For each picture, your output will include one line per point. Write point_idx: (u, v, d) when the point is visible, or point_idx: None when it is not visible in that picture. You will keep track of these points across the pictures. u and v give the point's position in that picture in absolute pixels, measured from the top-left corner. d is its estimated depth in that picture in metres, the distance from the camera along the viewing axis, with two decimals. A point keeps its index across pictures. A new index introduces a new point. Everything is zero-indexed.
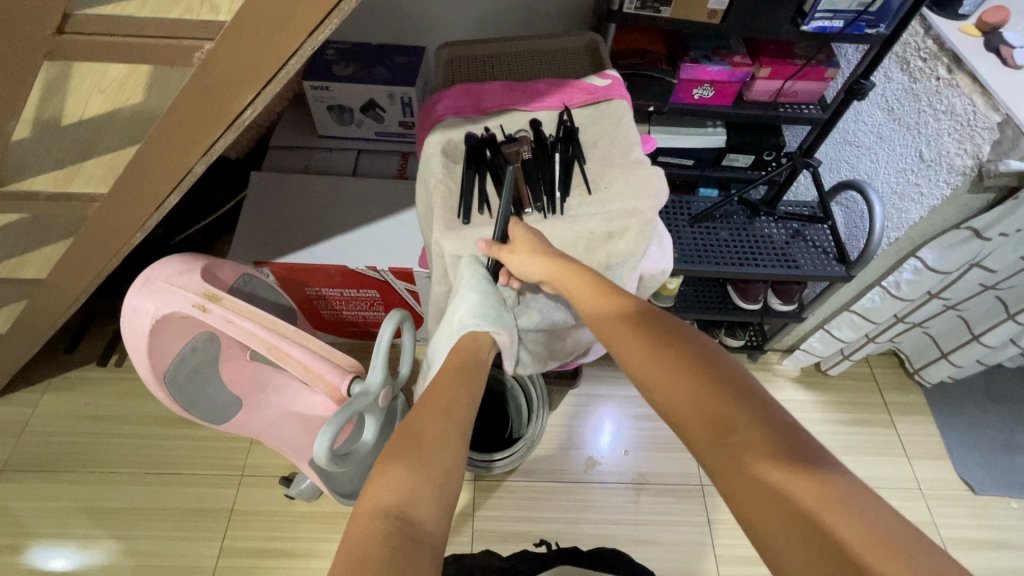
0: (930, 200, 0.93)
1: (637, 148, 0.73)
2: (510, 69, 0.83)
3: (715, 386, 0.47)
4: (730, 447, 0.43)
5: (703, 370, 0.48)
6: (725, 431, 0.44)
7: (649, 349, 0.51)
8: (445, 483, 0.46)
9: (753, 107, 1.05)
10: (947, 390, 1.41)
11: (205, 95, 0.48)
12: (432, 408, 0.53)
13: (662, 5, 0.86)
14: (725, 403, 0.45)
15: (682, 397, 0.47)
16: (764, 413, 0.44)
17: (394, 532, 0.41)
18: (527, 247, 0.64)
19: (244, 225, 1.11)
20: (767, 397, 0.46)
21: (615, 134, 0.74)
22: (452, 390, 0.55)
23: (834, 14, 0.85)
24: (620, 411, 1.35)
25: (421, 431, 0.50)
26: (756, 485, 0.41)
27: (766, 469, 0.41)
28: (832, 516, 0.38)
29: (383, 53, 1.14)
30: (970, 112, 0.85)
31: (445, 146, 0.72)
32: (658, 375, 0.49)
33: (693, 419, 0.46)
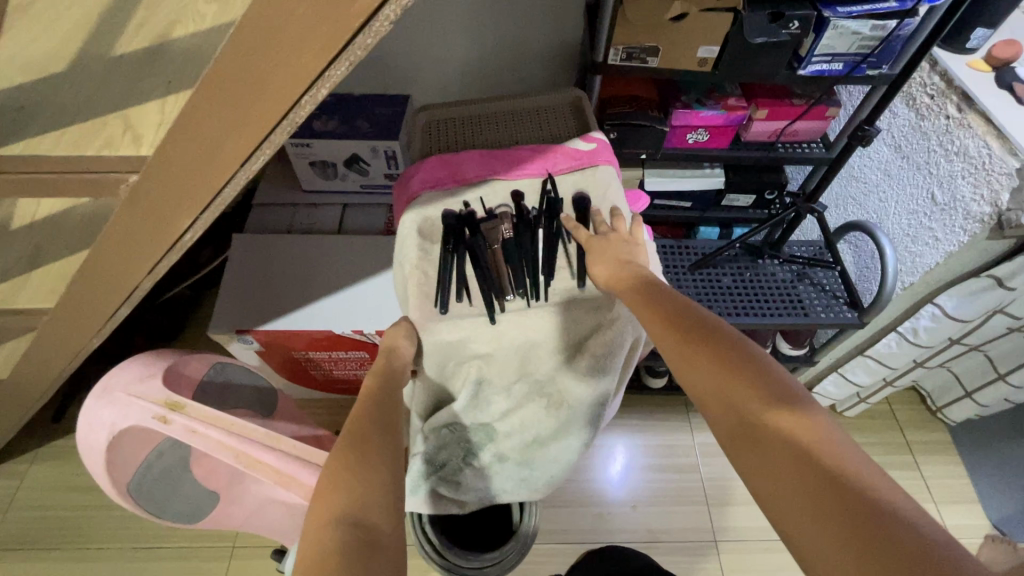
0: (945, 245, 0.87)
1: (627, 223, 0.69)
2: (489, 134, 0.79)
3: (721, 346, 0.48)
4: (732, 400, 0.44)
5: (710, 334, 0.49)
6: (729, 389, 0.45)
7: (661, 315, 0.53)
8: (394, 489, 0.45)
9: (751, 148, 1.00)
10: (974, 427, 1.32)
11: (138, 222, 0.45)
12: (368, 413, 0.52)
13: (649, 56, 0.82)
14: (729, 359, 0.46)
15: (692, 359, 0.48)
16: (764, 370, 0.45)
17: (347, 534, 0.40)
18: (606, 246, 0.61)
19: (227, 291, 1.07)
20: (773, 363, 0.46)
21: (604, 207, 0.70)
22: (391, 395, 0.56)
23: (832, 57, 0.80)
24: (628, 463, 1.28)
25: (366, 431, 0.49)
26: (754, 433, 0.42)
27: (764, 425, 0.42)
28: (828, 457, 0.38)
29: (366, 106, 1.11)
30: (986, 156, 0.79)
31: (420, 225, 0.68)
32: (671, 339, 0.50)
33: (701, 378, 0.47)
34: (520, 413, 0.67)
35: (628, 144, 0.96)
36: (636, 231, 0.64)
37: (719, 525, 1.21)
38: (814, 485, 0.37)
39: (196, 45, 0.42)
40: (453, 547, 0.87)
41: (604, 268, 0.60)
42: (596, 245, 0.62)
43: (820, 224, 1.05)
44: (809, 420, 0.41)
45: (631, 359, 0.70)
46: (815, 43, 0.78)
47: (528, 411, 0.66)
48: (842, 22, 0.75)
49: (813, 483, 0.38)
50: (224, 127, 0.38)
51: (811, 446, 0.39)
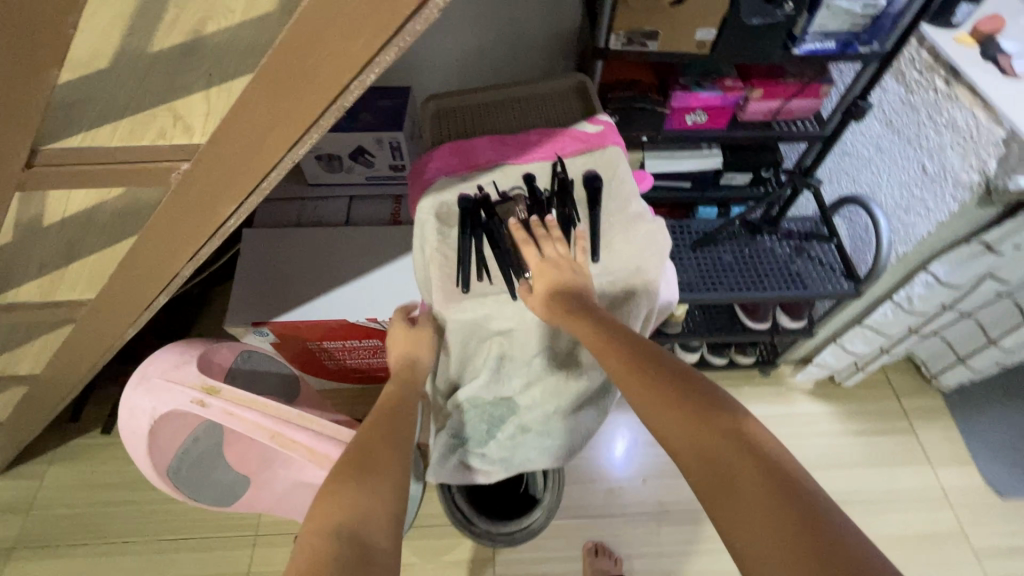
0: (937, 215, 0.91)
1: (634, 202, 0.71)
2: (498, 120, 0.81)
3: (687, 390, 0.51)
4: (702, 445, 0.46)
5: (675, 379, 0.52)
6: (703, 440, 0.47)
7: (625, 359, 0.55)
8: (394, 508, 0.48)
9: (747, 127, 1.03)
10: (966, 392, 1.37)
11: (183, 207, 0.47)
12: (378, 436, 0.56)
13: (648, 40, 0.84)
14: (697, 403, 0.49)
15: (662, 408, 0.50)
16: (734, 419, 0.48)
17: (344, 551, 0.42)
18: (552, 274, 0.62)
19: (240, 285, 1.08)
20: (739, 411, 0.49)
21: (612, 187, 0.72)
22: (403, 417, 0.60)
23: (825, 35, 0.84)
24: (635, 440, 1.32)
25: (371, 455, 0.52)
26: (730, 483, 0.44)
27: (739, 474, 0.43)
28: (791, 497, 0.41)
29: (369, 99, 1.13)
30: (973, 126, 0.83)
31: (438, 210, 0.71)
32: (639, 384, 0.53)
33: (670, 422, 0.49)
34: (540, 383, 0.70)
35: (630, 127, 0.99)
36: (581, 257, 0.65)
37: None
38: (783, 529, 0.40)
39: (232, 39, 0.45)
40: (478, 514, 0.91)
41: (543, 301, 0.62)
42: (541, 268, 0.63)
43: (816, 198, 1.09)
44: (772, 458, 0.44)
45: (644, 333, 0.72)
46: (808, 23, 0.81)
47: (546, 380, 0.70)
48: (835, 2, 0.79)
49: (781, 524, 0.40)
50: (273, 117, 0.41)
51: (776, 486, 0.42)
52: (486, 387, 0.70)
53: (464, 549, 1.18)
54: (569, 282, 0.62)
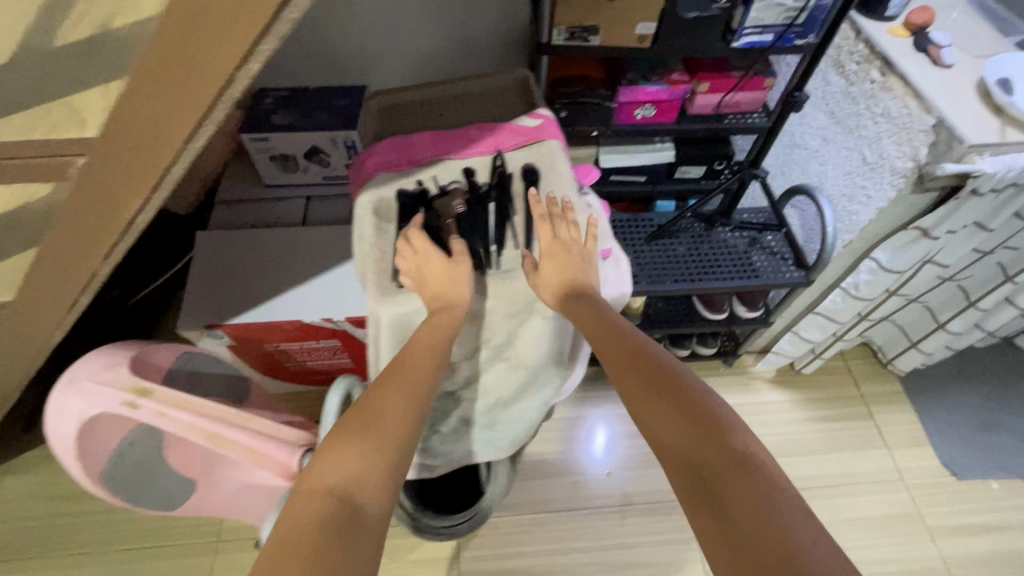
0: (877, 202, 0.92)
1: (569, 194, 0.72)
2: (441, 116, 0.81)
3: (688, 395, 0.53)
4: (691, 450, 0.49)
5: (680, 385, 0.55)
6: (688, 446, 0.49)
7: (631, 361, 0.58)
8: (390, 465, 0.50)
9: (696, 121, 1.05)
10: (922, 376, 1.41)
11: (99, 192, 0.49)
12: (388, 392, 0.57)
13: (590, 34, 0.85)
14: (694, 411, 0.52)
15: (655, 410, 0.53)
16: (722, 428, 0.50)
17: (336, 512, 0.45)
18: (562, 261, 0.66)
19: (192, 287, 1.07)
20: (730, 421, 0.51)
21: (549, 180, 0.73)
22: (417, 366, 0.60)
23: (762, 29, 0.85)
24: (601, 432, 1.33)
25: (377, 415, 0.54)
26: (709, 490, 0.46)
27: (719, 483, 0.46)
28: (768, 504, 0.44)
29: (324, 98, 1.14)
30: (905, 115, 0.85)
31: (376, 206, 0.71)
32: (640, 387, 0.56)
33: (663, 423, 0.52)
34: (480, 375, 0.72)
35: (578, 122, 1.00)
36: (591, 247, 0.69)
37: None
38: (750, 537, 0.42)
39: None
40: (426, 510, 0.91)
41: (553, 286, 0.66)
42: (552, 250, 0.67)
43: (766, 189, 1.11)
44: (758, 470, 0.46)
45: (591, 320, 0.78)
46: (744, 16, 0.82)
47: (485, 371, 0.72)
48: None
49: (753, 532, 0.42)
50: (164, 105, 0.42)
51: (755, 496, 0.44)
52: None
53: (429, 547, 1.18)
54: (574, 268, 0.66)
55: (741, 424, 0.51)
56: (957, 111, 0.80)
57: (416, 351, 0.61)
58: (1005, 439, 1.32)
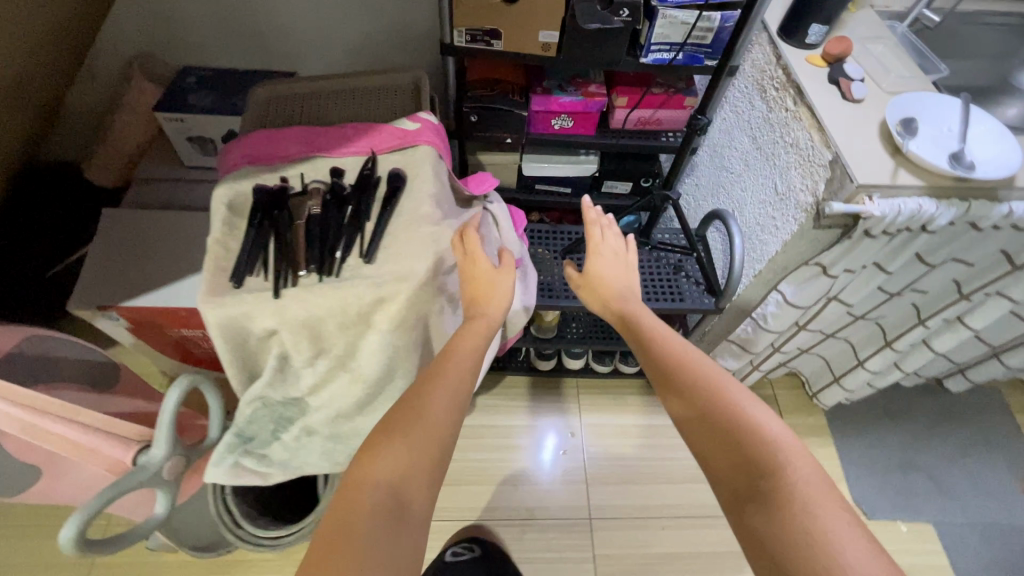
0: (782, 234, 0.90)
1: (427, 203, 0.66)
2: (325, 110, 0.78)
3: (730, 407, 0.57)
4: (729, 457, 0.55)
5: (717, 393, 0.59)
6: (729, 451, 0.55)
7: (668, 375, 0.63)
8: (436, 462, 0.50)
9: (616, 135, 1.02)
10: (846, 410, 1.39)
11: None
12: (436, 382, 0.55)
13: (493, 39, 0.82)
14: (737, 423, 0.56)
15: (695, 420, 0.58)
16: (757, 435, 0.54)
17: (384, 506, 0.46)
18: (609, 262, 0.84)
19: (89, 266, 1.04)
20: (765, 426, 0.55)
21: (414, 186, 0.68)
22: (465, 357, 0.58)
23: (670, 46, 0.82)
24: (516, 443, 1.30)
25: (418, 408, 0.52)
26: (752, 494, 0.51)
27: (757, 486, 0.51)
28: (803, 507, 0.48)
29: (248, 81, 1.12)
30: (809, 147, 0.82)
31: (232, 200, 0.68)
32: (681, 400, 0.61)
33: (708, 434, 0.57)
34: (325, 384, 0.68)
35: (491, 127, 0.97)
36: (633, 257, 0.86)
37: (595, 503, 1.24)
38: (789, 536, 0.47)
39: None
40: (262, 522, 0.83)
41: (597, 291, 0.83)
42: (599, 251, 0.85)
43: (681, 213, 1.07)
44: (798, 479, 0.50)
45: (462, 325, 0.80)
46: (649, 32, 0.80)
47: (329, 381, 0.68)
48: (670, 11, 0.77)
49: (793, 536, 0.47)
50: None
51: (793, 496, 0.49)
52: (272, 384, 0.67)
53: None
54: (614, 269, 0.84)
55: (775, 428, 0.55)
56: (855, 149, 0.77)
57: (459, 351, 0.59)
58: (920, 480, 1.30)
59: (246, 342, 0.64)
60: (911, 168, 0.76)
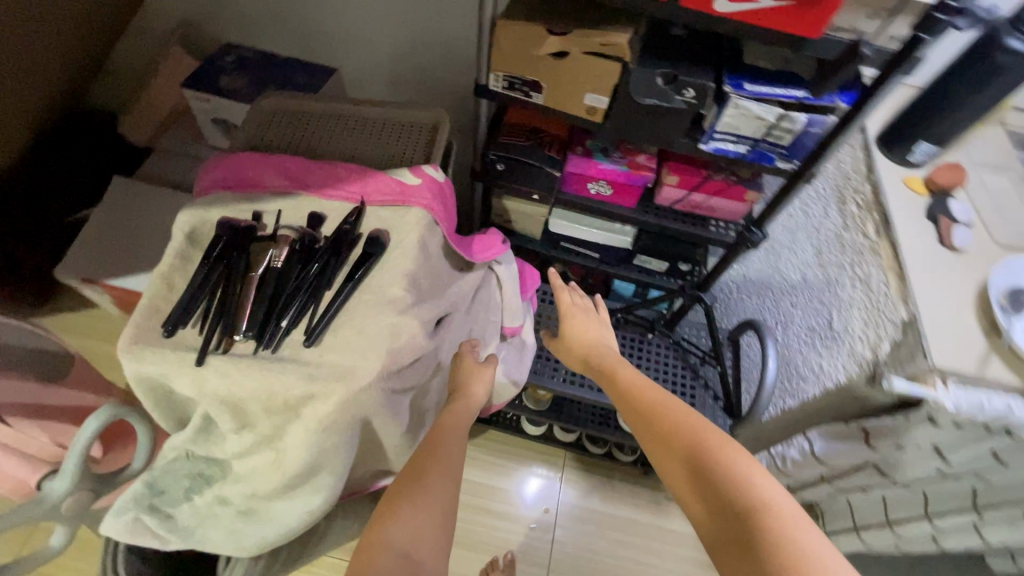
0: (825, 380, 0.77)
1: (398, 284, 0.56)
2: (327, 138, 0.70)
3: (699, 439, 0.50)
4: (713, 512, 0.45)
5: (698, 437, 0.50)
6: (710, 505, 0.45)
7: (644, 422, 0.55)
8: (442, 528, 0.49)
9: (659, 213, 0.89)
10: (859, 560, 1.21)
11: None
12: (433, 453, 0.56)
13: (533, 90, 0.70)
14: (713, 464, 0.47)
15: (673, 470, 0.50)
16: (744, 484, 0.45)
17: (394, 566, 0.45)
18: (583, 322, 0.78)
19: (83, 232, 1.00)
20: (754, 473, 0.46)
21: (391, 257, 0.58)
22: (453, 435, 0.59)
23: (737, 138, 0.69)
24: (482, 504, 1.20)
25: (421, 474, 0.53)
26: (745, 553, 0.42)
27: (747, 543, 0.42)
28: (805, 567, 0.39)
29: (284, 69, 1.04)
30: (882, 294, 0.68)
31: (192, 226, 0.59)
32: (652, 439, 0.53)
33: (681, 477, 0.49)
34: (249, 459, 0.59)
35: (517, 179, 0.86)
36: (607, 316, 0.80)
37: None
38: None
39: None
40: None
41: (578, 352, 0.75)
42: (573, 310, 0.79)
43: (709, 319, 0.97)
44: (776, 509, 0.43)
45: (429, 414, 0.69)
46: (716, 118, 0.66)
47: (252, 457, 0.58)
48: (745, 102, 0.63)
49: None
50: None
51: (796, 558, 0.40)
52: (197, 440, 0.59)
53: None
54: (592, 328, 0.77)
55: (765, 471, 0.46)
56: (935, 314, 0.63)
57: (448, 430, 0.59)
58: None
59: (169, 395, 0.56)
60: (1008, 358, 0.61)
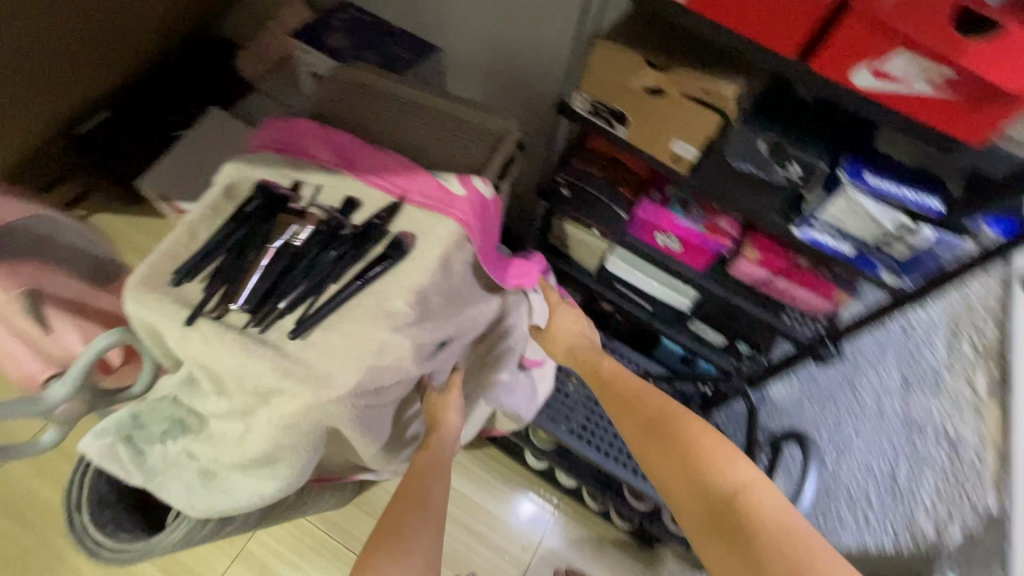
0: (872, 529, 0.79)
1: (403, 298, 0.52)
2: (392, 122, 0.67)
3: (683, 433, 0.55)
4: (693, 493, 0.52)
5: (683, 429, 0.56)
6: (697, 486, 0.52)
7: (633, 415, 0.59)
8: None
9: (729, 286, 0.78)
10: None
11: None
12: (414, 497, 0.56)
13: (617, 121, 0.62)
14: (694, 448, 0.54)
15: (654, 458, 0.55)
16: (721, 467, 0.52)
17: None
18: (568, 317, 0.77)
19: (171, 151, 1.05)
20: (730, 455, 0.53)
21: (406, 268, 0.54)
22: (423, 478, 0.58)
23: (840, 234, 0.57)
24: (462, 519, 1.15)
25: (399, 526, 0.53)
26: (726, 531, 0.49)
27: (728, 520, 0.49)
28: (782, 528, 0.48)
29: (389, 37, 1.02)
30: (968, 467, 0.73)
31: (234, 181, 0.59)
32: (637, 432, 0.58)
33: (668, 466, 0.54)
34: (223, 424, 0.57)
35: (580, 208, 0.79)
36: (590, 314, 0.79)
37: None
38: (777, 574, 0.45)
39: None
40: (130, 513, 0.65)
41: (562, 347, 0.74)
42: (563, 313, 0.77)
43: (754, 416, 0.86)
44: (755, 491, 0.50)
45: (412, 431, 0.66)
46: (820, 205, 0.55)
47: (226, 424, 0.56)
48: (860, 197, 0.52)
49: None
50: None
51: (775, 537, 0.47)
52: (183, 389, 0.58)
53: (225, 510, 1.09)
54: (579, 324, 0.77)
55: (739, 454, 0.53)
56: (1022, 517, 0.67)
57: (420, 475, 0.59)
58: None
59: (164, 342, 0.56)
60: None
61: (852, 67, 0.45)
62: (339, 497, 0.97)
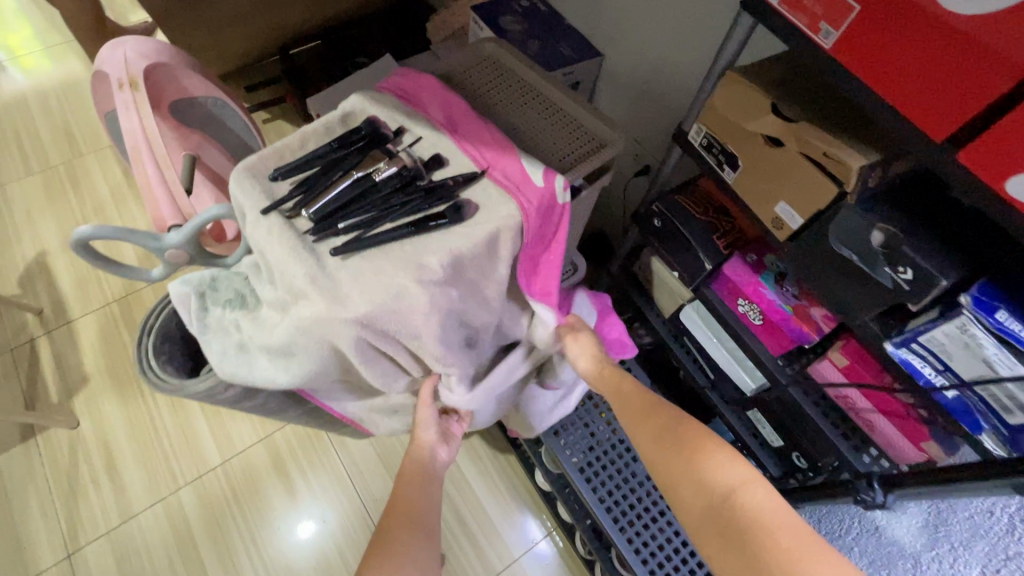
0: None
1: (438, 256, 0.54)
2: (505, 101, 0.70)
3: (689, 439, 0.53)
4: (691, 484, 0.50)
5: (691, 433, 0.54)
6: (696, 480, 0.50)
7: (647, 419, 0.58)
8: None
9: (802, 385, 0.68)
10: None
11: None
12: (409, 514, 0.61)
13: (728, 165, 0.57)
14: (695, 444, 0.53)
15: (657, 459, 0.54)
16: (717, 459, 0.51)
17: None
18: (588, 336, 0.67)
19: (342, 83, 1.18)
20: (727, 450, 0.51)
21: (454, 232, 0.56)
22: (408, 496, 0.64)
23: (939, 366, 0.48)
24: (454, 503, 1.15)
25: (391, 538, 0.58)
26: (722, 518, 0.47)
27: (722, 507, 0.48)
28: (780, 520, 0.45)
29: (554, 34, 1.04)
30: None
31: (353, 110, 0.65)
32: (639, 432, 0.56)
33: (673, 467, 0.52)
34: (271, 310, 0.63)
35: (667, 244, 0.74)
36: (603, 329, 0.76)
37: None
38: (778, 553, 0.43)
39: None
40: (182, 357, 0.75)
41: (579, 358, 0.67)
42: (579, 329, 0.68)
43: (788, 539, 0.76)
44: (754, 489, 0.48)
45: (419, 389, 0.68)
46: (923, 328, 0.47)
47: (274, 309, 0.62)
48: (977, 331, 0.43)
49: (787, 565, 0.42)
50: None
51: (772, 529, 0.45)
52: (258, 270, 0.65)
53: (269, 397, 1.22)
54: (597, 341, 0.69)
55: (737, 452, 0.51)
56: None
57: (409, 490, 0.64)
58: None
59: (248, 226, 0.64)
60: None
61: (1008, 169, 0.36)
62: (354, 427, 1.03)
